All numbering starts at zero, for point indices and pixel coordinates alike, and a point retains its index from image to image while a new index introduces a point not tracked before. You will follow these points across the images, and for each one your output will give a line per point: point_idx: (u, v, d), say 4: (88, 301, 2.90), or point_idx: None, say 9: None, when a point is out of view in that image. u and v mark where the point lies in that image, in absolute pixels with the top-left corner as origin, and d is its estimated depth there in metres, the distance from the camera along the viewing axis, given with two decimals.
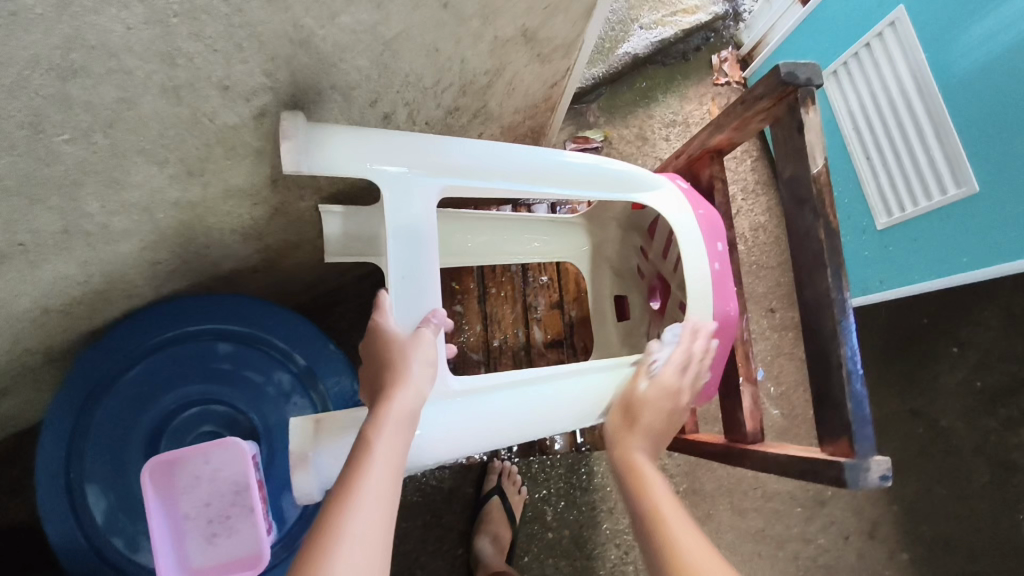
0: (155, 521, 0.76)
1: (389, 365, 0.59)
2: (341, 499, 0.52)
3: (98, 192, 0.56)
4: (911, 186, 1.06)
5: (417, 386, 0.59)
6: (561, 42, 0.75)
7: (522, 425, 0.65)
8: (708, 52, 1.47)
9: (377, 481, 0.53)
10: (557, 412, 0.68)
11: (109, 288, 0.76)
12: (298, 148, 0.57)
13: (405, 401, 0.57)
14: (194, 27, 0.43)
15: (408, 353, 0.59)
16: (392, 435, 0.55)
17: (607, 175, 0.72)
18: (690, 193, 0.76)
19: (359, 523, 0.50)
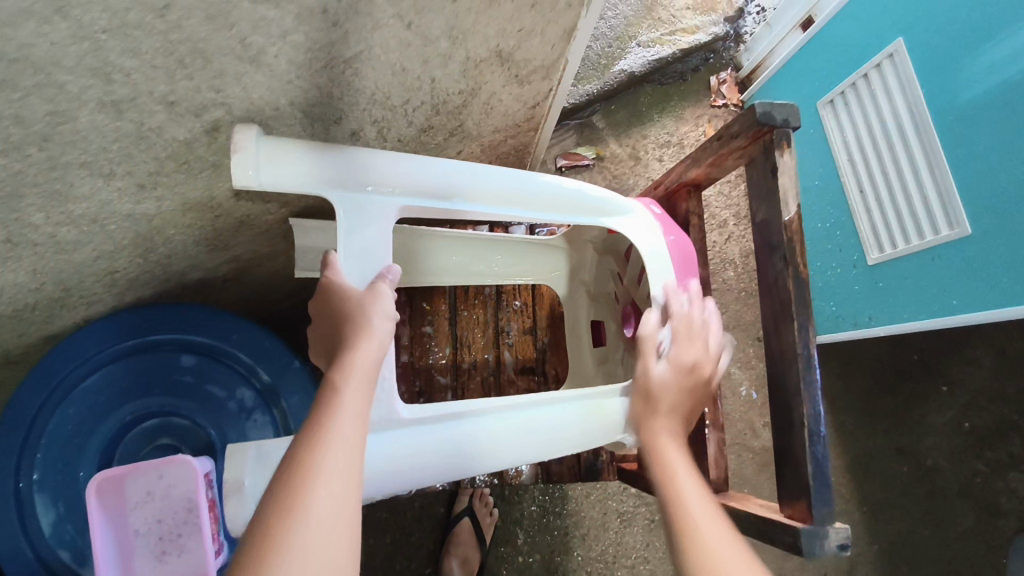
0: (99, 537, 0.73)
1: (351, 321, 0.57)
2: (312, 436, 0.48)
3: (40, 204, 0.53)
4: (903, 223, 1.04)
5: (378, 340, 0.57)
6: (540, 64, 0.73)
7: (489, 453, 0.62)
8: (706, 73, 1.44)
9: (347, 422, 0.50)
10: (522, 444, 0.63)
11: (65, 296, 0.74)
12: (248, 163, 0.54)
13: (370, 351, 0.55)
14: (128, 42, 0.41)
15: (369, 308, 0.57)
16: (358, 383, 0.53)
17: (578, 201, 0.70)
18: (663, 219, 0.74)
19: (332, 459, 0.47)
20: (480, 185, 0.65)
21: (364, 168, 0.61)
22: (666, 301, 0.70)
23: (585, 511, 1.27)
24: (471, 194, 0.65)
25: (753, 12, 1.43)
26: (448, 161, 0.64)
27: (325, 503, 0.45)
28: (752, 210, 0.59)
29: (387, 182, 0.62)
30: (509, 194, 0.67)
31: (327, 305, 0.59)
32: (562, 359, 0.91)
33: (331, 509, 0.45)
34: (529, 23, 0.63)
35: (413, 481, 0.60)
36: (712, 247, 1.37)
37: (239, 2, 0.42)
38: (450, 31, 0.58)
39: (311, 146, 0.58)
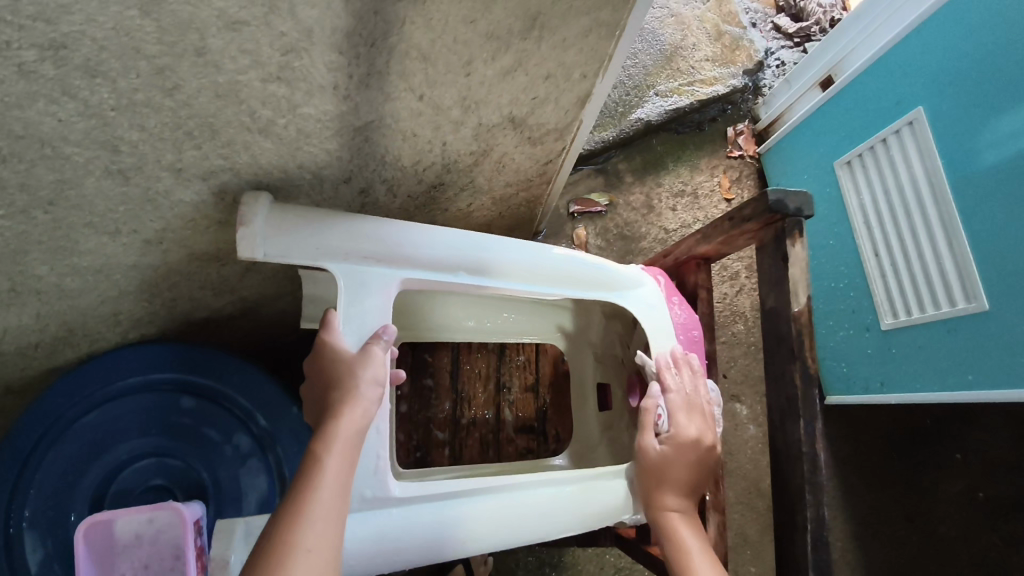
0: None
1: (339, 383, 0.56)
2: (292, 509, 0.47)
3: (45, 258, 0.53)
4: (919, 292, 1.01)
5: (366, 406, 0.55)
6: (553, 127, 0.73)
7: (491, 533, 0.61)
8: (724, 123, 1.44)
9: (329, 497, 0.49)
10: (508, 523, 0.62)
11: (68, 336, 0.74)
12: (254, 236, 0.54)
13: (355, 417, 0.54)
14: (135, 118, 0.41)
15: (360, 371, 0.56)
16: (342, 453, 0.52)
17: (582, 268, 0.70)
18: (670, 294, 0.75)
19: (312, 538, 0.46)
20: (485, 256, 0.65)
21: (369, 237, 0.60)
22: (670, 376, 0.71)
23: (583, 564, 1.24)
24: (473, 266, 0.64)
25: (773, 65, 1.44)
26: (453, 232, 0.64)
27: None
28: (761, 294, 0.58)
29: (389, 251, 0.61)
30: (515, 263, 0.66)
31: (318, 363, 0.58)
32: (563, 420, 0.89)
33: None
34: (542, 93, 0.63)
35: (403, 563, 0.58)
36: (723, 299, 1.35)
37: (248, 81, 0.42)
38: (462, 101, 0.58)
39: (317, 214, 0.58)
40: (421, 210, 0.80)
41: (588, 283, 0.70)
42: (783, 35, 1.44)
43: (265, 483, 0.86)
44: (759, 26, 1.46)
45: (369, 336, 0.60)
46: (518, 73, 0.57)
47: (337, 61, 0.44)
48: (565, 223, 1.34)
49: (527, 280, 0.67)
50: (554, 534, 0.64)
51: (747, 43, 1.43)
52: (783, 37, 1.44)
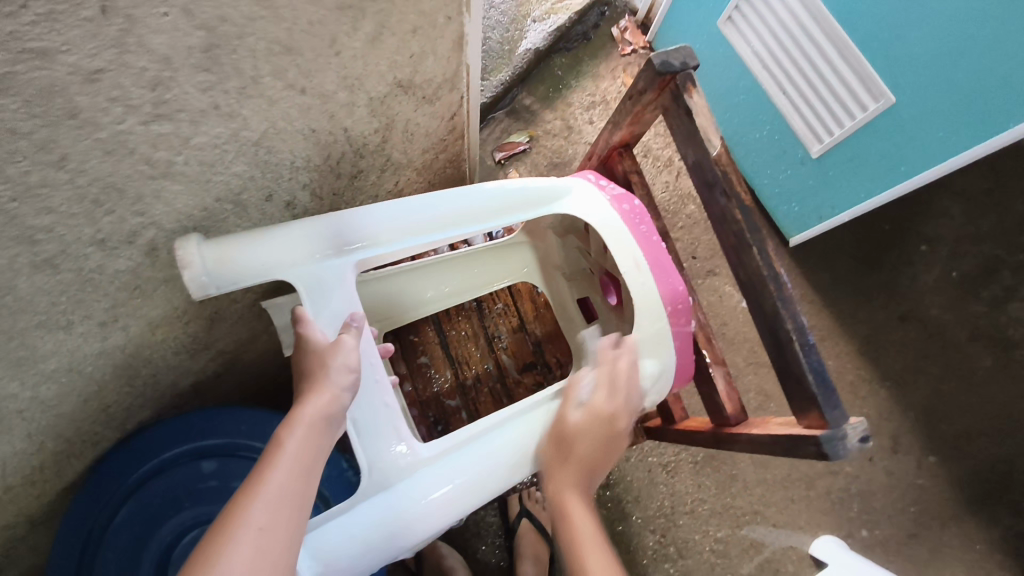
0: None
1: (311, 376, 0.57)
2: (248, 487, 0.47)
3: (12, 372, 0.54)
4: (832, 110, 1.06)
5: (333, 392, 0.56)
6: (442, 80, 0.74)
7: (515, 459, 0.64)
8: (607, 25, 1.46)
9: (285, 477, 0.48)
10: (532, 445, 0.65)
11: (68, 446, 0.74)
12: (198, 273, 0.55)
13: (318, 405, 0.54)
14: (39, 201, 0.41)
15: (331, 362, 0.57)
16: (305, 436, 0.52)
17: (515, 197, 0.69)
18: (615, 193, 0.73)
19: (260, 511, 0.45)
20: (422, 215, 0.66)
21: (313, 235, 0.61)
22: (632, 261, 0.69)
23: (631, 474, 1.28)
24: (415, 229, 0.66)
25: None
26: (385, 205, 0.65)
27: (240, 557, 0.43)
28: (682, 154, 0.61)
29: (333, 244, 0.62)
30: (454, 214, 0.67)
31: (298, 361, 0.60)
32: (559, 344, 0.92)
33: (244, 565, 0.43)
34: (417, 49, 0.64)
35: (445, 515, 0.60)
36: (666, 187, 1.39)
37: (131, 127, 0.43)
38: (344, 81, 0.59)
39: (250, 234, 0.58)
40: (351, 204, 0.81)
41: (527, 208, 0.70)
42: None
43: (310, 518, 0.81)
44: None
45: (341, 325, 0.62)
46: (385, 35, 0.58)
47: (208, 79, 0.45)
48: (496, 173, 1.36)
49: (468, 226, 0.68)
50: None
51: None
52: None
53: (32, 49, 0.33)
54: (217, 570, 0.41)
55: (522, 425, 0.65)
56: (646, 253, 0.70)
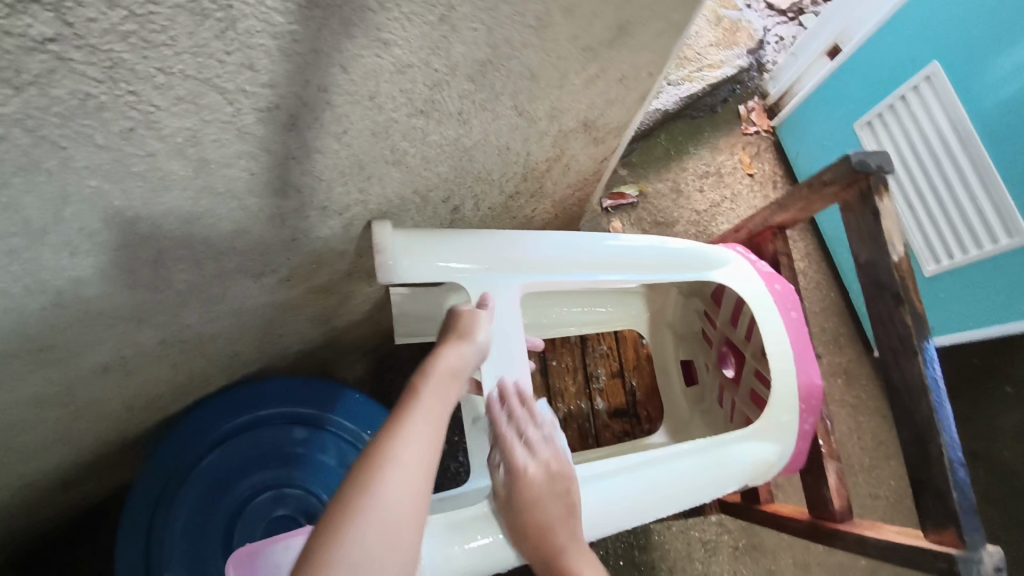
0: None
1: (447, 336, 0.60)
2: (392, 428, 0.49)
3: (200, 306, 0.58)
4: (960, 234, 1.07)
5: (463, 351, 0.58)
6: (616, 126, 0.78)
7: (644, 505, 0.64)
8: (735, 103, 1.49)
9: (424, 419, 0.50)
10: (662, 496, 0.65)
11: (189, 382, 0.79)
12: (388, 262, 0.62)
13: (452, 359, 0.57)
14: (306, 165, 0.46)
15: (470, 326, 0.61)
16: (439, 386, 0.54)
17: (677, 255, 0.73)
18: (764, 270, 0.75)
19: (405, 449, 0.48)
20: (588, 252, 0.70)
21: (493, 249, 0.67)
22: (778, 346, 0.71)
23: (670, 544, 1.27)
24: (581, 264, 0.69)
25: (772, 41, 1.50)
26: (558, 235, 0.69)
27: (390, 490, 0.45)
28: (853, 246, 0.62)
29: (510, 261, 0.67)
30: (615, 257, 0.71)
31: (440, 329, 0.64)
32: (652, 399, 0.94)
33: (394, 496, 0.45)
34: (614, 95, 0.68)
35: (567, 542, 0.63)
36: None
37: (398, 117, 0.47)
38: (551, 111, 0.63)
39: (436, 232, 0.65)
40: (495, 220, 0.85)
41: (687, 267, 0.73)
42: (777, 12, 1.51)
43: None
44: (753, 5, 1.51)
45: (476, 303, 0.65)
46: (600, 78, 0.62)
47: (469, 89, 0.49)
48: (600, 218, 1.39)
49: (626, 272, 0.71)
50: (695, 502, 0.68)
51: (745, 24, 1.48)
52: (777, 14, 1.51)
53: (381, 39, 0.37)
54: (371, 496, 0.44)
55: (640, 477, 0.65)
56: (793, 339, 0.72)
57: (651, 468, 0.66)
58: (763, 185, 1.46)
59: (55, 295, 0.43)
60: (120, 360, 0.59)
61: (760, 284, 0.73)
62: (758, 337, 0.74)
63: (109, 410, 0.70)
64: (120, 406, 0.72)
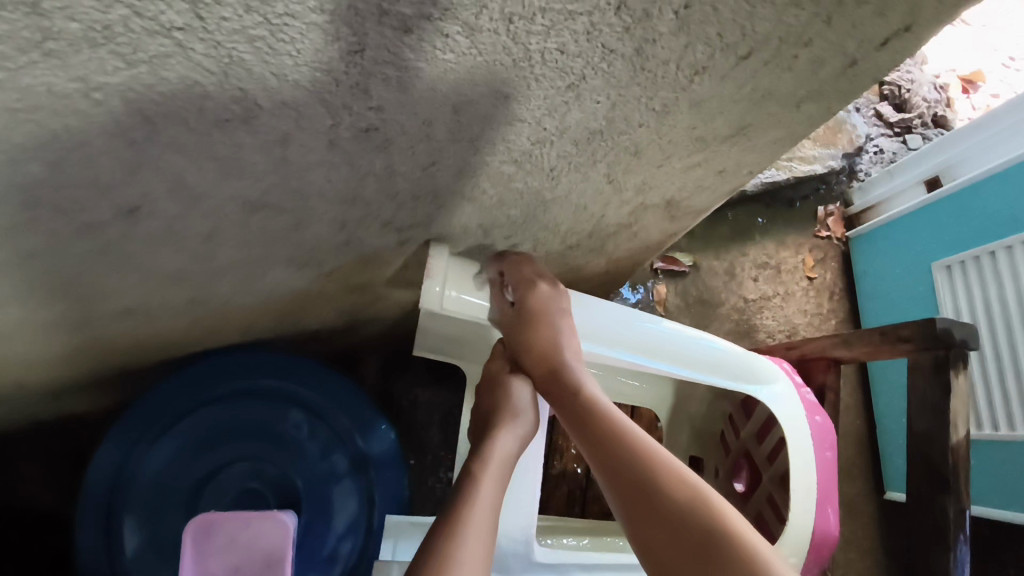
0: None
1: (497, 408, 0.62)
2: (464, 501, 0.50)
3: (236, 278, 0.57)
4: (1011, 409, 1.02)
5: (520, 428, 0.60)
6: (696, 209, 0.75)
7: None
8: (815, 202, 1.45)
9: (489, 496, 0.52)
10: None
11: (204, 335, 0.78)
12: (435, 289, 0.61)
13: (509, 436, 0.59)
14: (385, 183, 0.44)
15: (518, 401, 0.62)
16: (499, 465, 0.56)
17: (726, 360, 0.69)
18: (808, 398, 0.71)
19: (477, 517, 0.49)
20: (635, 333, 0.67)
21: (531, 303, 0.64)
22: (805, 483, 0.66)
23: None
24: (624, 344, 0.67)
25: (871, 150, 1.47)
26: (608, 307, 0.67)
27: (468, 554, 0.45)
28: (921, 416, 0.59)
29: None
30: (660, 345, 0.67)
31: (478, 402, 0.65)
32: None
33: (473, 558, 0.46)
34: (708, 183, 0.65)
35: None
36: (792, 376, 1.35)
37: (490, 161, 0.45)
38: (640, 185, 0.60)
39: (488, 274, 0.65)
40: (548, 264, 0.82)
41: (732, 376, 0.70)
42: (884, 123, 1.48)
43: (354, 507, 0.86)
44: (862, 110, 1.49)
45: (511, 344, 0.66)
46: (700, 166, 0.59)
47: (569, 151, 0.46)
48: (647, 278, 1.36)
49: (667, 364, 0.68)
50: None
51: (850, 128, 1.43)
52: (883, 124, 1.49)
53: (502, 92, 0.35)
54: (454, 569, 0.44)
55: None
56: (821, 482, 0.67)
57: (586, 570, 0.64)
58: (820, 292, 1.41)
59: (100, 244, 0.42)
60: (142, 307, 0.58)
61: (801, 414, 0.69)
62: (784, 466, 0.70)
63: (119, 342, 0.69)
64: (131, 341, 0.71)
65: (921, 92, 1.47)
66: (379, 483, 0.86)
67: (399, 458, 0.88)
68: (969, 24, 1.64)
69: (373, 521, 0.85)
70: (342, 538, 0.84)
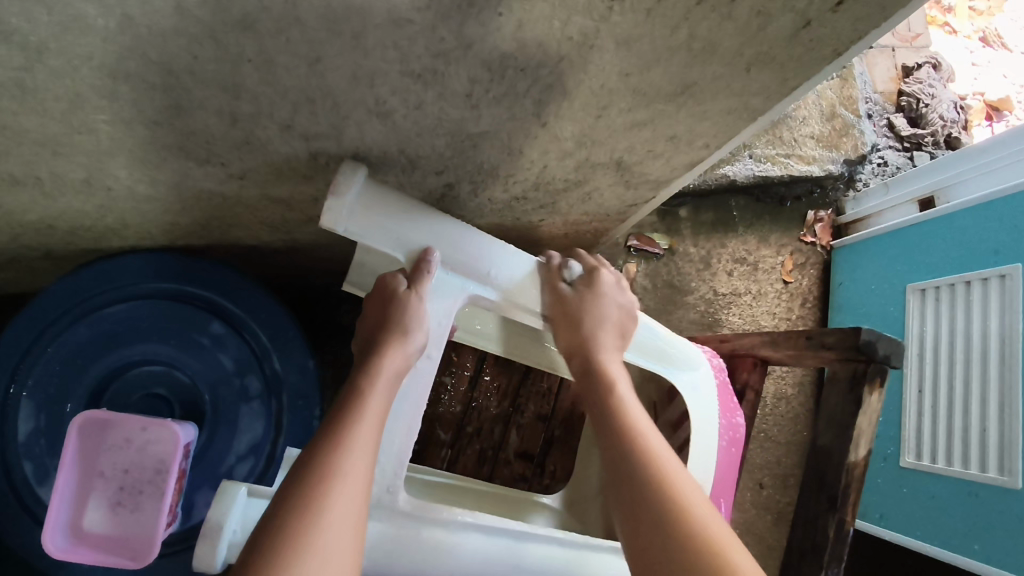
0: (52, 513, 0.70)
1: (386, 328, 0.56)
2: (335, 438, 0.48)
3: (130, 165, 0.53)
4: (951, 444, 1.00)
5: (411, 348, 0.55)
6: (653, 179, 0.71)
7: None
8: (807, 205, 1.40)
9: (365, 432, 0.49)
10: None
11: (121, 228, 0.74)
12: (340, 210, 0.54)
13: (396, 360, 0.54)
14: (268, 75, 0.40)
15: (411, 319, 0.56)
16: (381, 393, 0.52)
17: (649, 344, 0.66)
18: (725, 390, 0.69)
19: (354, 459, 0.47)
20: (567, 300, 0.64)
21: (435, 238, 0.59)
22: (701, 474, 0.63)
23: None
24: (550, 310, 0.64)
25: (875, 161, 1.40)
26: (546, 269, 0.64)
27: (344, 499, 0.45)
28: (830, 428, 0.57)
29: (456, 260, 0.60)
30: None
31: (371, 307, 0.59)
32: (565, 459, 0.90)
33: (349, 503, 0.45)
34: (659, 149, 0.61)
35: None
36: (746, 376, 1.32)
37: (387, 71, 0.40)
38: (581, 137, 0.55)
39: (403, 202, 0.58)
40: (494, 213, 0.78)
41: (651, 358, 0.67)
42: (895, 135, 1.42)
43: (257, 429, 0.85)
44: (874, 118, 1.43)
45: (415, 257, 0.58)
46: (647, 127, 0.54)
47: (482, 76, 0.42)
48: (619, 254, 1.31)
49: None
50: None
51: (857, 133, 1.38)
52: (893, 137, 1.42)
53: None
54: (317, 527, 0.42)
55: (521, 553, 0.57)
56: (717, 480, 0.64)
57: (445, 531, 0.54)
58: (793, 297, 1.37)
59: None
60: (33, 179, 0.55)
61: (713, 406, 0.66)
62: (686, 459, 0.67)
63: (23, 218, 0.66)
64: (37, 219, 0.67)
65: (939, 109, 1.40)
66: (287, 411, 0.85)
67: (314, 390, 0.86)
68: (1006, 50, 1.55)
69: (271, 446, 0.85)
70: (240, 459, 0.83)
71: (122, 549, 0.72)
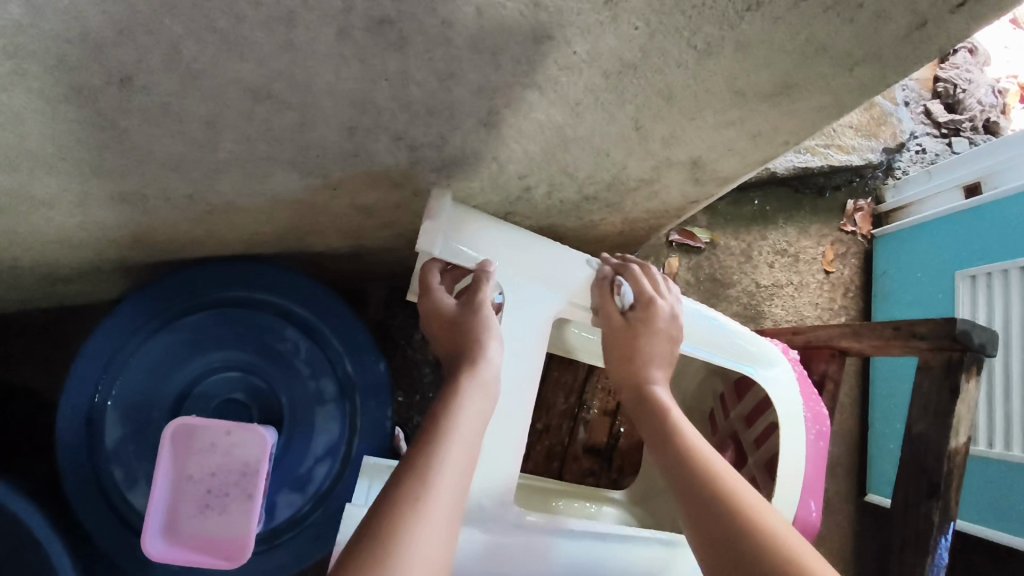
0: (149, 518, 0.73)
1: (466, 341, 0.59)
2: (430, 443, 0.50)
3: (236, 179, 0.55)
4: (1010, 429, 1.00)
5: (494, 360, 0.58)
6: (723, 176, 0.72)
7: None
8: (846, 195, 1.40)
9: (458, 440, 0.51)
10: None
11: (203, 239, 0.76)
12: (431, 232, 0.60)
13: (482, 373, 0.56)
14: (398, 91, 0.41)
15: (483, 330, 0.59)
16: (470, 402, 0.54)
17: (727, 341, 0.68)
18: (804, 383, 0.71)
19: (447, 461, 0.49)
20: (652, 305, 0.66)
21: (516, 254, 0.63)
22: (792, 469, 0.67)
23: None
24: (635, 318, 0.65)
25: (913, 149, 1.41)
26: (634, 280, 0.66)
27: (441, 496, 0.46)
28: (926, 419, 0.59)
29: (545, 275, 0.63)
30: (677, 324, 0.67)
31: (438, 323, 0.63)
32: (632, 455, 0.92)
33: (445, 508, 0.46)
34: (739, 147, 0.62)
35: None
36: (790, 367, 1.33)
37: (511, 83, 0.42)
38: (668, 138, 0.57)
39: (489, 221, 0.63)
40: (561, 214, 0.79)
41: (728, 355, 0.69)
42: (932, 122, 1.42)
43: (334, 432, 0.87)
44: (910, 105, 1.43)
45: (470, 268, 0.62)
46: (734, 126, 0.56)
47: (598, 84, 0.44)
48: (660, 249, 1.32)
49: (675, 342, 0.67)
50: None
51: (894, 121, 1.39)
52: (931, 123, 1.42)
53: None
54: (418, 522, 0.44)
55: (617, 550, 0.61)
56: (808, 473, 0.68)
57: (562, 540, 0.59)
58: (835, 287, 1.37)
59: (94, 113, 0.40)
60: (140, 196, 0.57)
61: (795, 401, 0.69)
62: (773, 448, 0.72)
63: (117, 232, 0.68)
64: (128, 233, 0.69)
65: (976, 94, 1.40)
66: (361, 412, 0.86)
67: (386, 389, 0.87)
68: None
69: (344, 447, 0.87)
70: (320, 460, 0.86)
71: (217, 549, 0.75)
